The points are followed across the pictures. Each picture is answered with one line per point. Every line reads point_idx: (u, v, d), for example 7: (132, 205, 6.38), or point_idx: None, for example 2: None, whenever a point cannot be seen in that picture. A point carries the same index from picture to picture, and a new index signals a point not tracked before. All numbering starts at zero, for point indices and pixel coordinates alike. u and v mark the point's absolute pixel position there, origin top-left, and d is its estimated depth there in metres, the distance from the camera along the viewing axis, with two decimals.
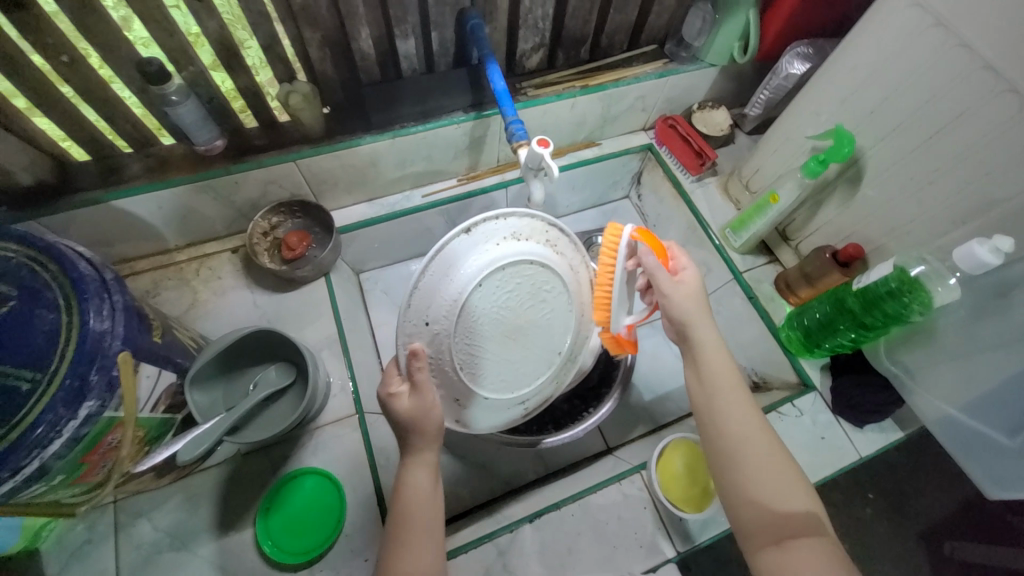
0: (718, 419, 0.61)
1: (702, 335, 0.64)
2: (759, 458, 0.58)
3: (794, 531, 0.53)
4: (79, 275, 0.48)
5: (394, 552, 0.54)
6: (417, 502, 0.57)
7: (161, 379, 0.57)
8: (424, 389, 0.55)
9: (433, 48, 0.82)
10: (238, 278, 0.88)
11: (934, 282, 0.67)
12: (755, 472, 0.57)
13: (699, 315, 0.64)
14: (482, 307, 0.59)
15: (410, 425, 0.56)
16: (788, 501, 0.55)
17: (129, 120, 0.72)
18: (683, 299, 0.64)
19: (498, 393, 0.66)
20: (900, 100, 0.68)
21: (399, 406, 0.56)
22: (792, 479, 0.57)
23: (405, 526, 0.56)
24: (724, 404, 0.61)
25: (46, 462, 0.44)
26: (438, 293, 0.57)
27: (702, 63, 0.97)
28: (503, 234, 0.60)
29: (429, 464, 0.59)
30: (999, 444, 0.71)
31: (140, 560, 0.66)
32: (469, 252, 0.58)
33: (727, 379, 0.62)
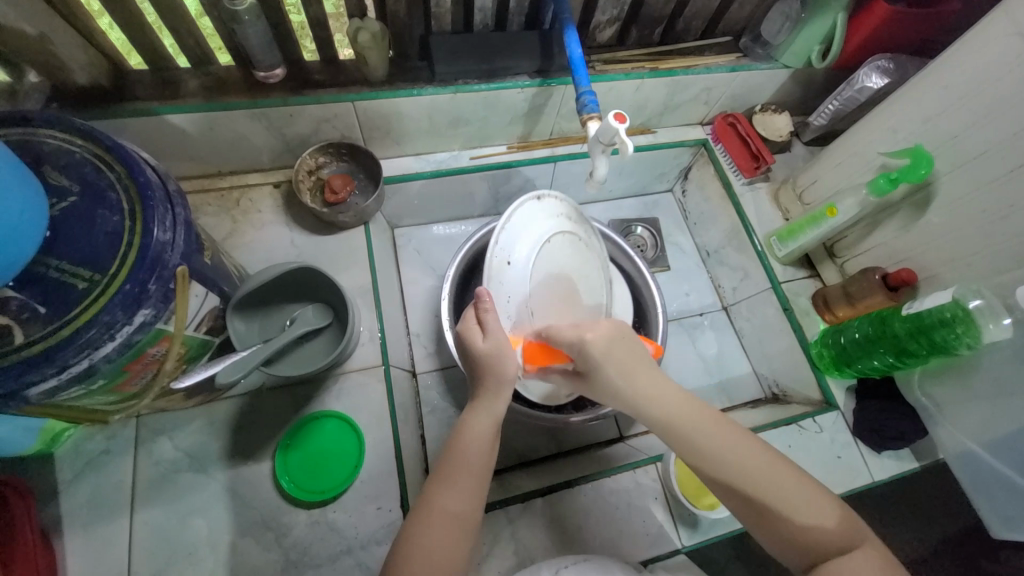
0: (690, 449, 0.54)
1: (643, 374, 0.56)
2: (766, 492, 0.51)
3: (835, 548, 0.48)
4: (146, 181, 0.47)
5: (437, 487, 0.55)
6: (471, 444, 0.57)
7: (207, 301, 0.56)
8: (495, 327, 0.62)
9: (509, 5, 0.79)
10: (278, 214, 0.86)
11: (986, 319, 0.66)
12: (773, 506, 0.50)
13: (609, 348, 0.57)
14: (548, 264, 0.71)
15: (486, 364, 0.61)
16: (818, 523, 0.49)
17: (193, 33, 0.70)
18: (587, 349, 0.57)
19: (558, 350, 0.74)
20: (987, 129, 0.66)
21: (477, 345, 0.62)
22: (790, 476, 0.52)
23: (454, 462, 0.56)
24: (684, 429, 0.54)
25: (94, 363, 0.44)
26: (514, 246, 0.70)
27: (776, 63, 0.93)
28: (558, 211, 0.75)
29: (493, 412, 0.60)
30: (1018, 487, 0.72)
31: (157, 476, 0.67)
32: (536, 217, 0.73)
33: (682, 405, 0.55)
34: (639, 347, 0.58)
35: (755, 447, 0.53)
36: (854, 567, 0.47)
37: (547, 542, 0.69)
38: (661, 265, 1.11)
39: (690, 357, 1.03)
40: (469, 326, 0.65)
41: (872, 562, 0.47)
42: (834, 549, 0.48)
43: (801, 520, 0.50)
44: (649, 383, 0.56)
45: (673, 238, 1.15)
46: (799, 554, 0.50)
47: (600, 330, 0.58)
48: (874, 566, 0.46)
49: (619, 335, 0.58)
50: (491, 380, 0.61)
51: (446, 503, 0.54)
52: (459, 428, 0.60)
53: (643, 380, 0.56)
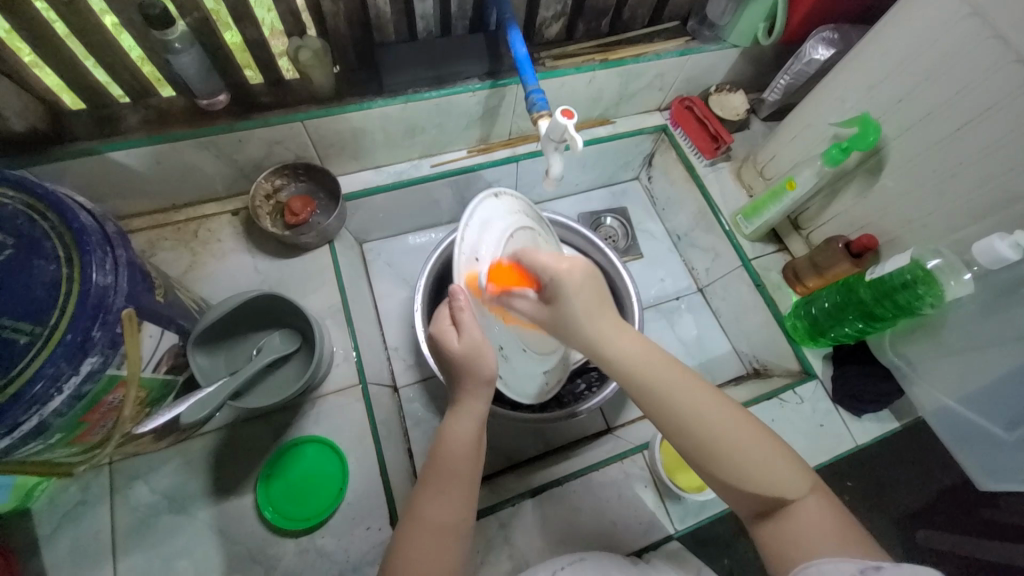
0: (663, 410, 0.53)
1: (607, 330, 0.57)
2: (736, 442, 0.51)
3: (788, 499, 0.49)
4: (81, 226, 0.46)
5: (424, 498, 0.55)
6: (456, 449, 0.57)
7: (163, 340, 0.55)
8: (474, 330, 0.61)
9: (450, 9, 0.78)
10: (239, 241, 0.85)
11: (947, 275, 0.68)
12: (741, 458, 0.50)
13: (588, 310, 0.58)
14: (513, 259, 0.70)
15: (464, 365, 0.60)
16: (780, 476, 0.50)
17: (128, 67, 0.68)
18: (573, 283, 0.59)
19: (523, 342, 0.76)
20: (928, 91, 0.67)
21: (453, 346, 0.61)
22: (770, 449, 0.51)
23: (439, 472, 0.56)
24: (664, 393, 0.53)
25: (45, 419, 0.42)
26: (483, 245, 0.66)
27: (724, 43, 0.93)
28: (512, 206, 0.74)
29: (474, 415, 0.60)
30: (995, 436, 0.73)
31: (136, 523, 0.65)
32: (497, 211, 0.70)
33: (659, 368, 0.55)
34: (603, 293, 0.60)
35: (725, 405, 0.53)
36: (805, 520, 0.48)
37: (541, 544, 0.69)
38: (633, 253, 1.11)
39: (670, 342, 1.04)
40: (444, 327, 0.63)
41: (821, 513, 0.49)
42: (786, 500, 0.49)
43: (766, 475, 0.50)
44: (613, 338, 0.57)
45: (643, 225, 1.16)
46: (754, 503, 0.51)
47: (576, 263, 0.60)
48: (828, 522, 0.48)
49: (587, 277, 0.60)
50: (469, 379, 0.61)
51: (434, 512, 0.54)
52: (442, 433, 0.59)
53: (603, 335, 0.57)
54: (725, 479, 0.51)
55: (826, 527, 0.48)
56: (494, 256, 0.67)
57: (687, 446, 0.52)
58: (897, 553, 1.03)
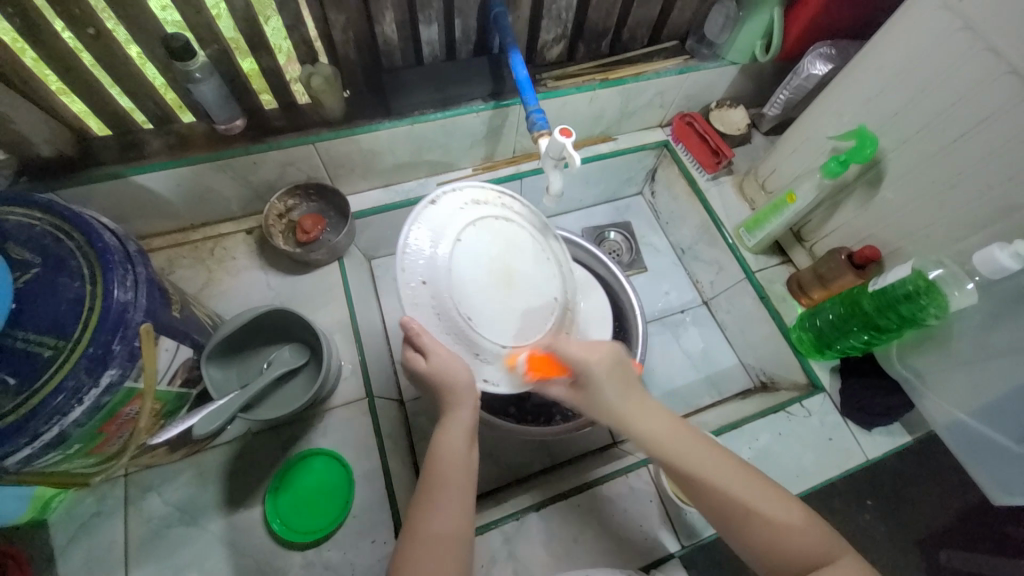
0: (694, 478, 0.56)
1: (636, 410, 0.61)
2: (761, 511, 0.54)
3: (819, 564, 0.51)
4: (104, 246, 0.49)
5: (421, 512, 0.55)
6: (448, 462, 0.58)
7: (178, 353, 0.58)
8: (436, 346, 0.60)
9: (455, 36, 0.82)
10: (252, 259, 0.88)
11: (952, 286, 0.68)
12: (767, 528, 0.53)
13: (624, 383, 0.63)
14: (466, 263, 0.65)
15: (439, 382, 0.61)
16: (804, 537, 0.53)
17: (152, 96, 0.72)
18: (605, 366, 0.62)
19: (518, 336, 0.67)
20: (923, 104, 0.68)
21: (420, 364, 0.61)
22: (793, 510, 0.54)
23: (437, 486, 0.57)
24: (693, 461, 0.57)
25: (65, 429, 0.45)
26: (422, 260, 0.64)
27: (723, 61, 0.95)
28: (466, 200, 0.70)
29: (462, 428, 0.60)
30: (1009, 450, 0.72)
31: (149, 534, 0.67)
32: (437, 217, 0.67)
33: (685, 441, 0.59)
34: (632, 377, 0.64)
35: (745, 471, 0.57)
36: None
37: (545, 558, 0.68)
38: (638, 267, 1.12)
39: (675, 355, 1.04)
40: (409, 353, 0.63)
41: (854, 574, 0.50)
42: (816, 563, 0.52)
43: (792, 539, 0.53)
44: (645, 413, 0.61)
45: (647, 239, 1.17)
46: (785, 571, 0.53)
47: (605, 352, 0.64)
48: (858, 574, 0.50)
49: (617, 359, 0.64)
50: (448, 396, 0.61)
51: (429, 524, 0.54)
52: (433, 449, 0.60)
53: (636, 417, 0.61)
54: (756, 544, 0.54)
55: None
56: (437, 268, 0.63)
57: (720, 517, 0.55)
58: (918, 574, 1.00)
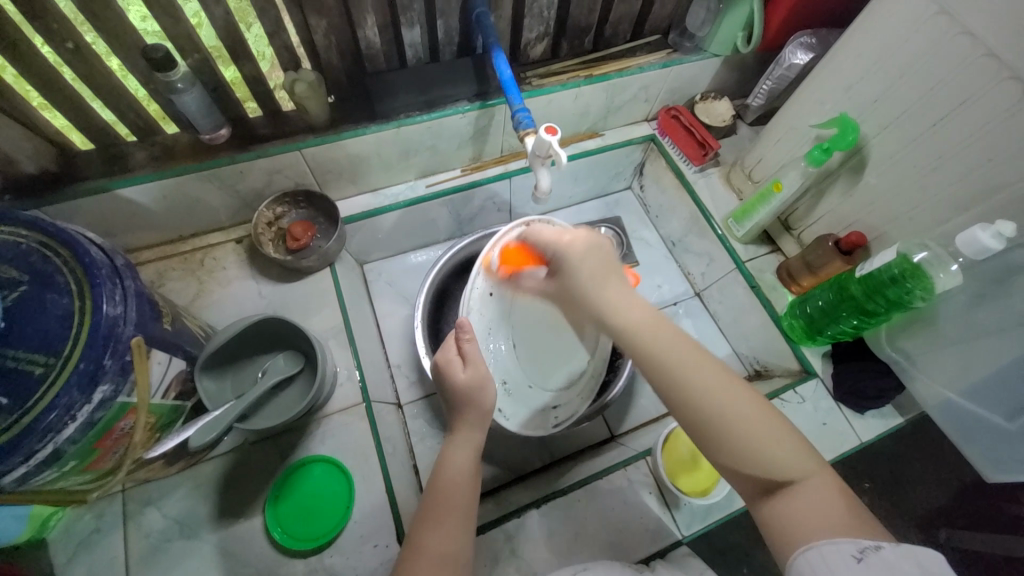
0: (661, 373, 0.51)
1: (612, 295, 0.58)
2: (736, 415, 0.48)
3: (788, 479, 0.46)
4: (91, 260, 0.48)
5: (423, 530, 0.54)
6: (453, 479, 0.58)
7: (171, 366, 0.57)
8: (476, 360, 0.66)
9: (438, 37, 0.82)
10: (243, 268, 0.88)
11: (936, 268, 0.68)
12: (735, 434, 0.47)
13: (601, 275, 0.60)
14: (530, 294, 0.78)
15: (463, 395, 0.64)
16: (780, 452, 0.46)
17: (135, 109, 0.72)
18: (584, 253, 0.62)
19: (536, 381, 0.81)
20: (903, 90, 0.69)
21: (457, 376, 0.65)
22: (772, 421, 0.48)
23: (438, 502, 0.57)
24: (665, 354, 0.52)
25: (60, 446, 0.44)
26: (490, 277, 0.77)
27: (705, 53, 0.96)
28: None
29: (470, 446, 0.63)
30: (999, 427, 0.73)
31: (149, 548, 0.67)
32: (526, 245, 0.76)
33: (661, 333, 0.53)
34: (612, 264, 0.62)
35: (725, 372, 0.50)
36: (804, 502, 0.44)
37: (548, 554, 0.69)
38: (629, 262, 1.13)
39: None
40: (448, 358, 0.68)
41: (824, 494, 0.44)
42: (785, 474, 0.46)
43: (762, 448, 0.47)
44: (617, 300, 0.57)
45: (637, 233, 1.18)
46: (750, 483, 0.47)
47: (580, 237, 0.64)
48: (828, 496, 0.44)
49: (596, 246, 0.63)
50: (470, 411, 0.64)
51: (433, 541, 0.53)
52: (439, 467, 0.61)
53: (607, 292, 0.58)
54: (718, 447, 0.49)
55: (827, 509, 0.44)
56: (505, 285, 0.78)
57: (685, 421, 0.50)
58: None
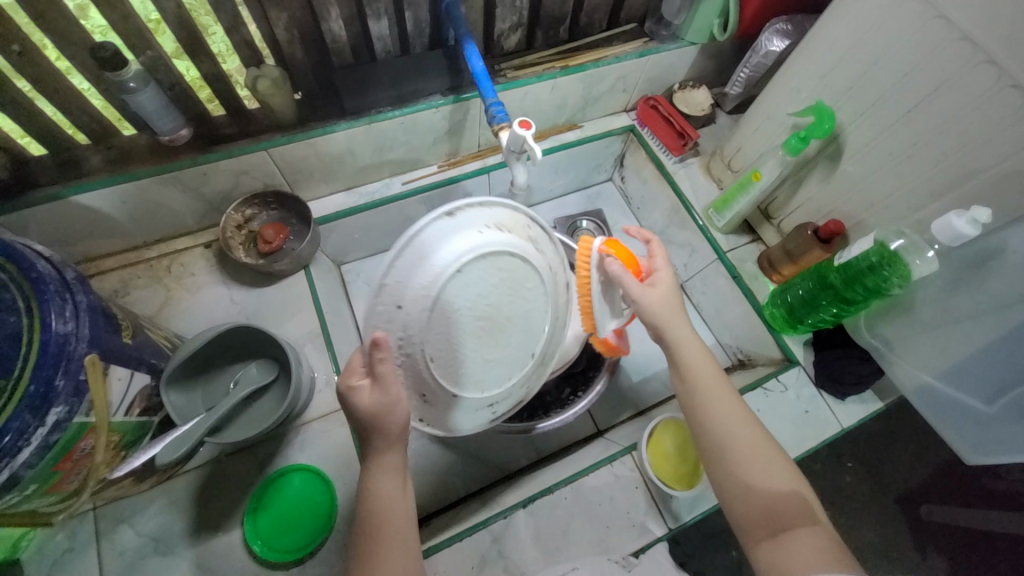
0: (704, 415, 0.58)
1: (678, 330, 0.62)
2: (757, 463, 0.54)
3: (792, 523, 0.51)
4: (38, 275, 0.46)
5: (363, 567, 0.51)
6: (380, 513, 0.54)
7: (134, 382, 0.55)
8: (389, 381, 0.51)
9: (407, 28, 0.79)
10: (213, 274, 0.85)
11: (912, 255, 0.69)
12: (756, 477, 0.54)
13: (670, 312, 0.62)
14: (456, 298, 0.52)
15: (371, 421, 0.52)
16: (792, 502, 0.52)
17: (86, 110, 0.68)
18: (660, 297, 0.63)
19: (464, 393, 0.59)
20: (878, 76, 0.69)
21: (362, 401, 0.51)
22: (785, 474, 0.54)
23: (376, 533, 0.53)
24: (708, 400, 0.58)
25: (17, 471, 0.42)
26: (409, 284, 0.51)
27: (682, 41, 0.95)
28: (487, 221, 0.56)
29: (393, 468, 0.55)
30: (976, 411, 0.74)
31: (123, 567, 0.64)
32: (452, 235, 0.53)
33: (708, 375, 0.60)
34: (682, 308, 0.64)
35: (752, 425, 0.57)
36: (804, 545, 0.49)
37: (535, 554, 0.68)
38: None
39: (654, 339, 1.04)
40: (353, 383, 0.52)
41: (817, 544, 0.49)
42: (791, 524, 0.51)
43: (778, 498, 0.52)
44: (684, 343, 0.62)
45: (619, 225, 1.17)
46: (756, 522, 0.52)
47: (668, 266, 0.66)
48: (822, 544, 0.49)
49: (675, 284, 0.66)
50: (378, 439, 0.53)
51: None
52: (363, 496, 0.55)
53: (673, 328, 0.62)
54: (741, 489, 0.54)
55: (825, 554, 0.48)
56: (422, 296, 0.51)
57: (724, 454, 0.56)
58: (898, 532, 1.03)
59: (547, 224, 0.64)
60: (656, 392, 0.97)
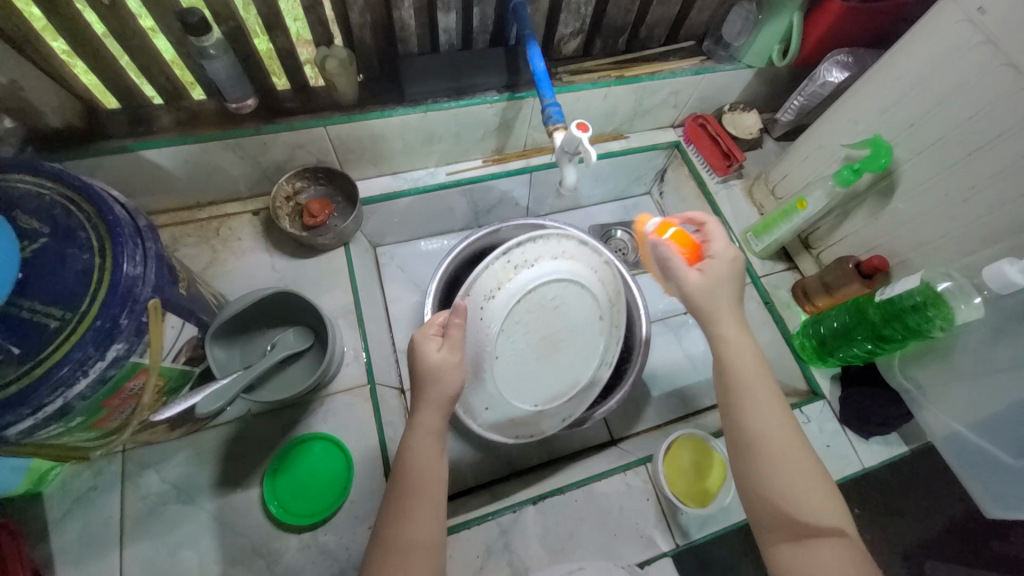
0: (739, 410, 0.57)
1: (728, 318, 0.61)
2: (792, 465, 0.53)
3: (819, 530, 0.51)
4: (114, 219, 0.48)
5: (395, 522, 0.54)
6: (417, 468, 0.56)
7: (184, 331, 0.57)
8: (455, 343, 0.61)
9: (472, 24, 0.81)
10: (258, 240, 0.87)
11: (957, 299, 0.67)
12: (788, 479, 0.53)
13: (723, 302, 0.61)
14: (512, 363, 0.75)
15: (431, 376, 0.60)
16: (821, 509, 0.52)
17: (164, 71, 0.71)
18: (708, 290, 0.62)
19: (576, 389, 0.79)
20: (941, 116, 0.68)
21: (432, 356, 0.60)
22: (818, 478, 0.53)
23: (405, 490, 0.55)
24: (747, 395, 0.57)
25: (69, 401, 0.45)
26: (484, 386, 0.74)
27: (739, 63, 0.94)
28: (484, 295, 0.71)
29: (429, 430, 0.59)
30: (1004, 464, 0.72)
31: (145, 510, 0.67)
32: (472, 345, 0.71)
33: (751, 369, 0.59)
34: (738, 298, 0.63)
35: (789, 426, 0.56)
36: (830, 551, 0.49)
37: (540, 552, 0.69)
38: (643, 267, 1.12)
39: (677, 356, 1.01)
40: (424, 337, 0.62)
41: (842, 552, 0.49)
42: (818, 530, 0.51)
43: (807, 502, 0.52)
44: (735, 334, 0.60)
45: None
46: (779, 523, 0.52)
47: (715, 266, 0.62)
48: (849, 553, 0.49)
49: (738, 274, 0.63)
50: (432, 395, 0.60)
51: (403, 532, 0.53)
52: (402, 454, 0.58)
53: (720, 319, 0.61)
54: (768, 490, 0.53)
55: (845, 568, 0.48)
56: (495, 390, 0.74)
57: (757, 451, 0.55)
58: None
59: (523, 238, 0.72)
60: (674, 409, 0.97)
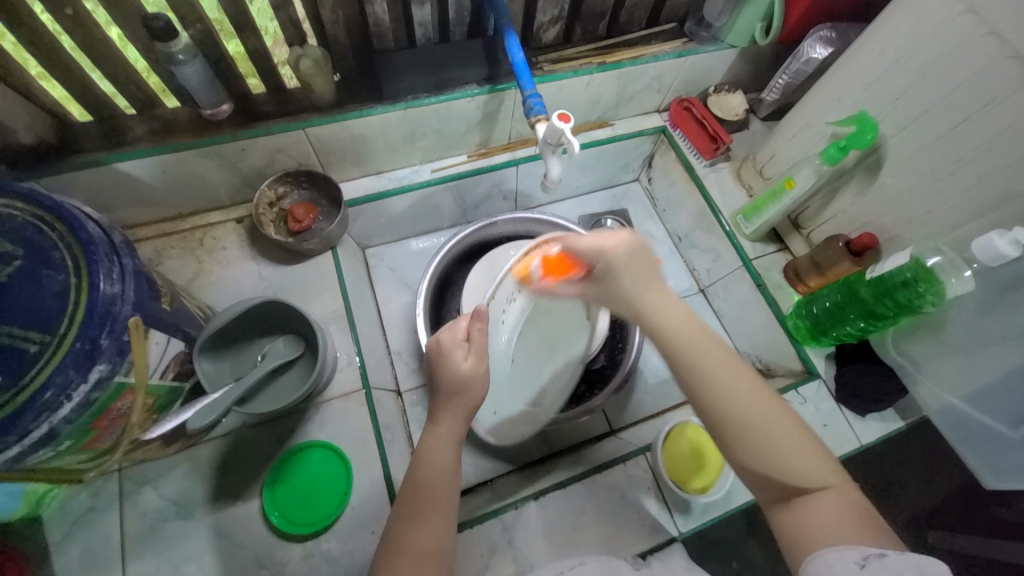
0: (693, 378, 0.51)
1: (649, 286, 0.55)
2: (766, 424, 0.49)
3: (808, 486, 0.47)
4: (88, 237, 0.47)
5: (405, 528, 0.53)
6: (433, 477, 0.56)
7: (170, 347, 0.56)
8: (480, 351, 0.62)
9: (448, 16, 0.79)
10: (243, 249, 0.86)
11: (948, 273, 0.68)
12: (764, 443, 0.49)
13: (640, 273, 0.56)
14: (520, 366, 0.83)
15: (458, 388, 0.60)
16: (807, 464, 0.48)
17: (134, 80, 0.69)
18: (620, 263, 0.56)
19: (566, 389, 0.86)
20: (926, 89, 0.67)
21: (461, 367, 0.60)
22: (794, 432, 0.49)
23: (417, 496, 0.55)
24: (698, 359, 0.51)
25: (56, 426, 0.43)
26: (495, 390, 0.82)
27: (722, 44, 0.93)
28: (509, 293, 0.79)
29: (450, 436, 0.60)
30: (1000, 434, 0.73)
31: (145, 528, 0.66)
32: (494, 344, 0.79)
33: (695, 333, 0.53)
34: (656, 268, 0.57)
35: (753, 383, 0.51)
36: (823, 507, 0.46)
37: (544, 546, 0.69)
38: None
39: None
40: (451, 344, 0.62)
41: (836, 504, 0.46)
42: (806, 487, 0.47)
43: (792, 461, 0.48)
44: (663, 298, 0.55)
45: (643, 226, 1.17)
46: (767, 485, 0.49)
47: (622, 241, 0.57)
48: (842, 506, 0.46)
49: (638, 249, 0.57)
50: (461, 401, 0.60)
51: (414, 540, 0.53)
52: (418, 458, 0.58)
53: (644, 286, 0.55)
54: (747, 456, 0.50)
55: (843, 519, 0.45)
56: (502, 394, 0.83)
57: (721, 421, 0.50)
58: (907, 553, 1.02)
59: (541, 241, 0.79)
60: (672, 396, 0.97)
